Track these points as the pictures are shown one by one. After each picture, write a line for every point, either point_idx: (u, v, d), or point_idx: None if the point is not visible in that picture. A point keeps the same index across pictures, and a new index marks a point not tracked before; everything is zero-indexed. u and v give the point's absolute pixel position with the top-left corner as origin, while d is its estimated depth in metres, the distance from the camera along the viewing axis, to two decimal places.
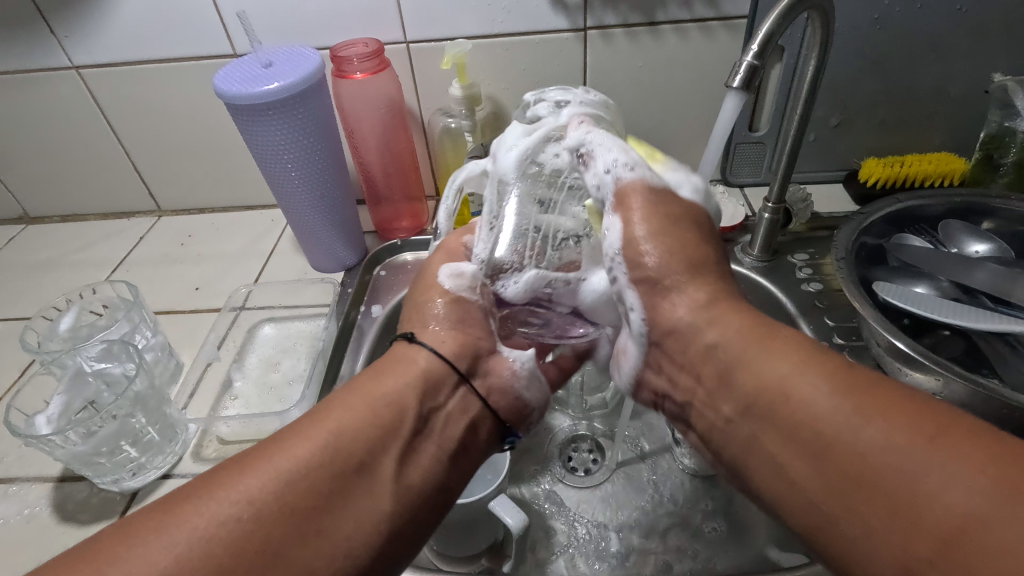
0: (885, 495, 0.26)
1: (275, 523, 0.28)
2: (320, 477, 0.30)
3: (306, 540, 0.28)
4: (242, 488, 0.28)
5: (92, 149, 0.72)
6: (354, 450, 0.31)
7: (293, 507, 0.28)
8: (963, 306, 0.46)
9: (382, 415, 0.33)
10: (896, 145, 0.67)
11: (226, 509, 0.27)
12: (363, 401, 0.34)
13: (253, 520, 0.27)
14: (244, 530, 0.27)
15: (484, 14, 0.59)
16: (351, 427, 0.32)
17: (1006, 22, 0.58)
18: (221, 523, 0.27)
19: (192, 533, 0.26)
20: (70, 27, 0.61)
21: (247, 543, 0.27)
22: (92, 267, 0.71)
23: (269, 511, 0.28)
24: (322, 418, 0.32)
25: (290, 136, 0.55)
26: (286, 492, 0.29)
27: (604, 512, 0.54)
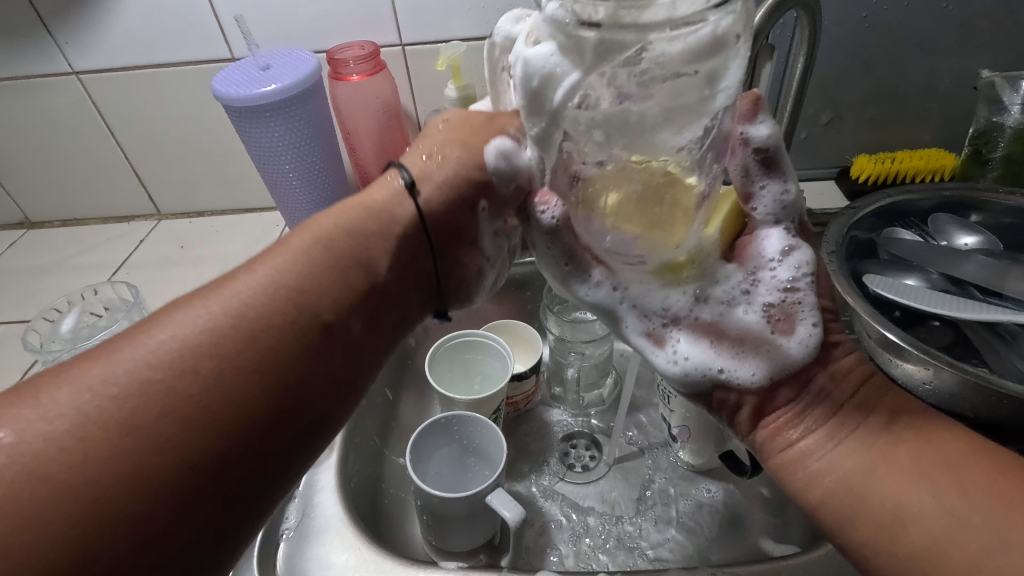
0: (915, 503, 0.29)
1: (222, 346, 0.29)
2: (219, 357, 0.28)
3: (252, 368, 0.29)
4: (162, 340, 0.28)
5: (92, 154, 0.73)
6: (289, 321, 0.30)
7: (245, 340, 0.29)
8: (952, 297, 0.47)
9: (338, 259, 0.33)
10: (887, 142, 0.67)
11: (177, 335, 0.29)
12: (315, 238, 0.33)
13: (153, 378, 0.27)
14: (146, 383, 0.27)
15: (478, 16, 0.60)
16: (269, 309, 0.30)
17: (992, 19, 0.58)
18: (167, 348, 0.28)
19: (129, 366, 0.27)
20: (70, 33, 0.62)
21: (184, 371, 0.28)
22: (92, 270, 0.72)
23: (210, 346, 0.29)
24: (281, 253, 0.33)
25: (289, 137, 0.56)
26: (233, 325, 0.30)
27: (603, 507, 0.54)
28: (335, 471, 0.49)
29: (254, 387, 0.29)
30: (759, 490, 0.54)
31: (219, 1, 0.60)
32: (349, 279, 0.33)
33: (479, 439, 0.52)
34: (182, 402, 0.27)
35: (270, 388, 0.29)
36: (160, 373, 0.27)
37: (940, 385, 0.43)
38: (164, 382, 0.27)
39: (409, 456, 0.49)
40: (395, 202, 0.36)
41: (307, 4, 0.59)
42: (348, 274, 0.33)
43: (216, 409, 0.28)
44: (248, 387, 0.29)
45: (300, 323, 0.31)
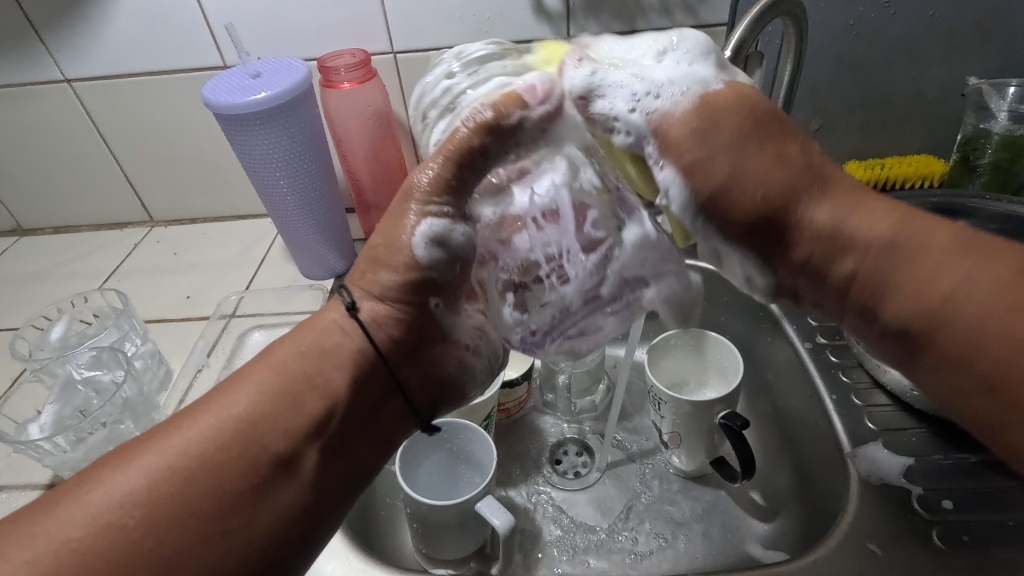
0: (951, 272, 0.29)
1: (175, 494, 0.27)
2: (207, 477, 0.28)
3: (226, 508, 0.28)
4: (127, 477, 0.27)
5: (85, 161, 0.73)
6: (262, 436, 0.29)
7: (202, 496, 0.27)
8: None
9: (293, 403, 0.30)
10: (876, 148, 0.68)
11: (124, 482, 0.27)
12: (271, 370, 0.31)
13: (140, 517, 0.26)
14: (132, 522, 0.26)
15: (469, 23, 0.60)
16: (251, 418, 0.30)
17: (978, 27, 0.59)
18: (110, 501, 0.27)
19: (85, 517, 0.26)
20: (63, 41, 0.62)
21: (126, 526, 0.26)
22: (84, 277, 0.71)
23: (161, 501, 0.27)
24: (233, 390, 0.30)
25: (279, 145, 0.56)
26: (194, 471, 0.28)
27: (594, 514, 0.54)
28: None
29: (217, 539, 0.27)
30: (748, 495, 0.54)
31: (211, 9, 0.60)
32: (311, 421, 0.30)
33: (470, 446, 0.52)
34: (142, 556, 0.26)
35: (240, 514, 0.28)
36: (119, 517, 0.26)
37: None
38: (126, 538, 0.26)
39: (398, 464, 0.49)
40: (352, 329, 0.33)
41: (298, 12, 0.60)
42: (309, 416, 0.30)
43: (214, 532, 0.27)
44: (222, 520, 0.27)
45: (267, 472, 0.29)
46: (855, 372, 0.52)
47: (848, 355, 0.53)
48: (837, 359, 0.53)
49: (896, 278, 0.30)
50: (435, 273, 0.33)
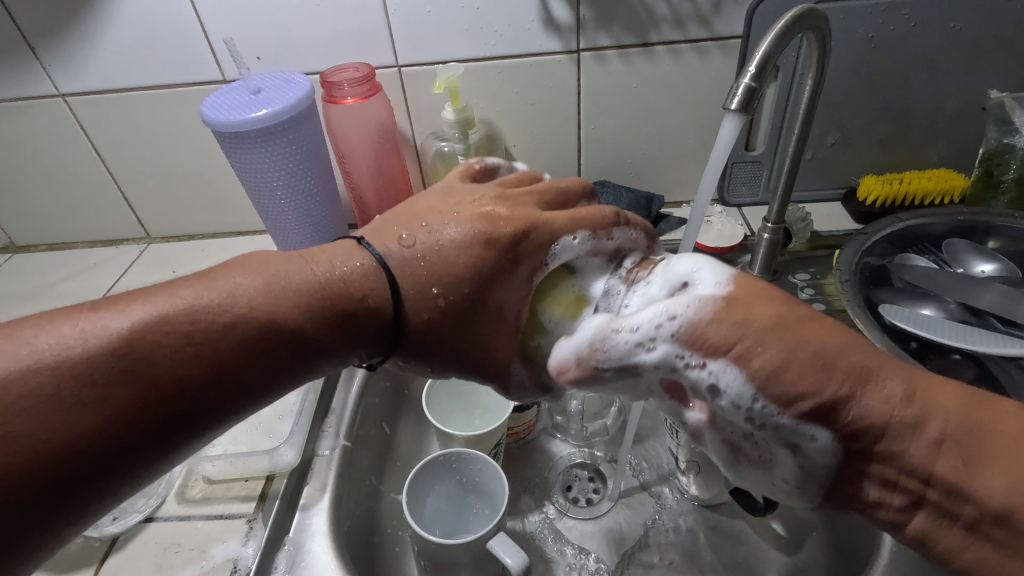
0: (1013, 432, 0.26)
1: (135, 359, 0.28)
2: (165, 349, 0.28)
3: (164, 389, 0.28)
4: (105, 323, 0.28)
5: (79, 176, 0.71)
6: (229, 323, 0.30)
7: (155, 350, 0.28)
8: (972, 329, 0.45)
9: (295, 313, 0.31)
10: (894, 163, 0.66)
11: (104, 328, 0.28)
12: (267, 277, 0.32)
13: (93, 362, 0.27)
14: (81, 365, 0.27)
15: (476, 37, 0.58)
16: (232, 307, 0.30)
17: (1001, 39, 0.57)
18: (83, 342, 0.28)
19: (72, 339, 0.28)
20: (57, 55, 0.60)
21: (79, 369, 0.27)
22: (77, 297, 0.69)
23: (121, 344, 0.28)
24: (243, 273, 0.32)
25: (280, 162, 0.54)
26: (164, 340, 0.28)
27: (608, 546, 0.52)
28: (328, 515, 0.46)
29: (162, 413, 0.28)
30: (770, 526, 0.52)
31: (210, 23, 0.58)
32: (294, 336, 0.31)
33: (480, 476, 0.49)
34: (87, 399, 0.27)
35: (174, 395, 0.28)
36: (75, 360, 0.27)
37: None
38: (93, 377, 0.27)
39: (405, 498, 0.47)
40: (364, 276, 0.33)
41: (299, 25, 0.58)
42: (287, 328, 0.31)
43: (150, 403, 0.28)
44: (154, 402, 0.28)
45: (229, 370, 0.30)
46: None
47: None
48: None
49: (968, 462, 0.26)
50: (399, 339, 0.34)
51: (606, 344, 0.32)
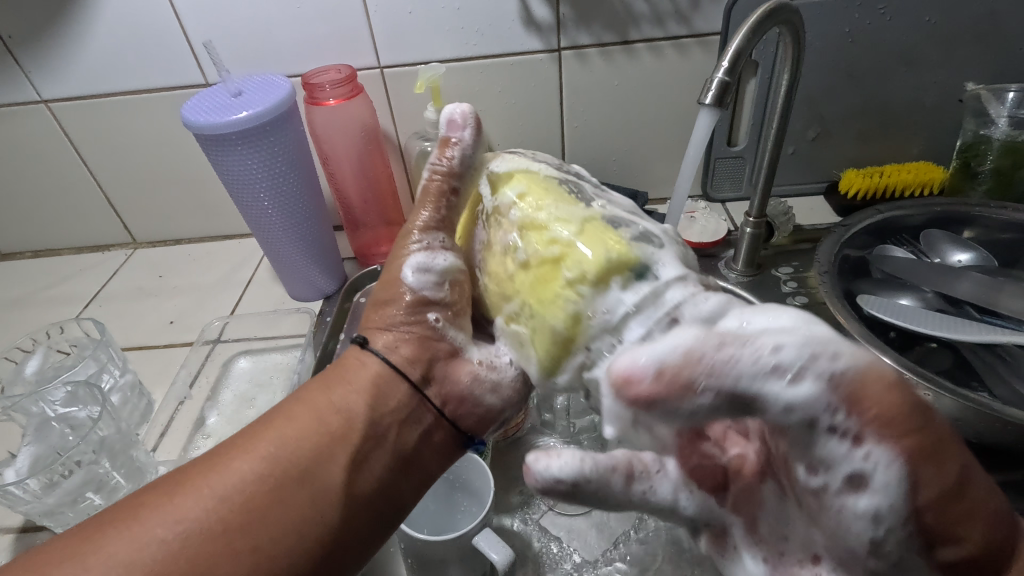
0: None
1: (226, 519, 0.29)
2: (250, 495, 0.29)
3: (261, 540, 0.29)
4: (170, 510, 0.28)
5: (64, 183, 0.71)
6: (288, 459, 0.31)
7: (243, 510, 0.29)
8: (948, 318, 0.45)
9: (323, 419, 0.32)
10: (874, 156, 0.67)
11: (166, 525, 0.28)
12: (307, 410, 0.33)
13: (181, 539, 0.28)
14: (171, 547, 0.27)
15: (457, 37, 0.59)
16: (287, 443, 0.31)
17: (975, 32, 0.58)
18: (157, 536, 0.28)
19: (142, 537, 0.27)
20: (39, 61, 0.60)
21: (169, 548, 0.27)
22: (63, 303, 0.69)
23: (205, 522, 0.28)
24: (273, 423, 0.32)
25: (262, 165, 0.54)
26: (235, 502, 0.29)
27: (597, 540, 0.52)
28: None
29: (251, 556, 0.28)
30: None
31: (192, 27, 0.58)
32: (331, 435, 0.32)
33: (467, 473, 0.50)
34: (189, 573, 0.27)
35: (275, 540, 0.29)
36: (183, 556, 0.27)
37: None
38: (165, 574, 0.27)
39: None
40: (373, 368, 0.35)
41: (280, 28, 0.58)
42: (338, 431, 0.32)
43: (251, 553, 0.28)
44: (262, 559, 0.28)
45: (285, 488, 0.30)
46: None
47: None
48: None
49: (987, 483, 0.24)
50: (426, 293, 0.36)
51: (722, 373, 0.23)
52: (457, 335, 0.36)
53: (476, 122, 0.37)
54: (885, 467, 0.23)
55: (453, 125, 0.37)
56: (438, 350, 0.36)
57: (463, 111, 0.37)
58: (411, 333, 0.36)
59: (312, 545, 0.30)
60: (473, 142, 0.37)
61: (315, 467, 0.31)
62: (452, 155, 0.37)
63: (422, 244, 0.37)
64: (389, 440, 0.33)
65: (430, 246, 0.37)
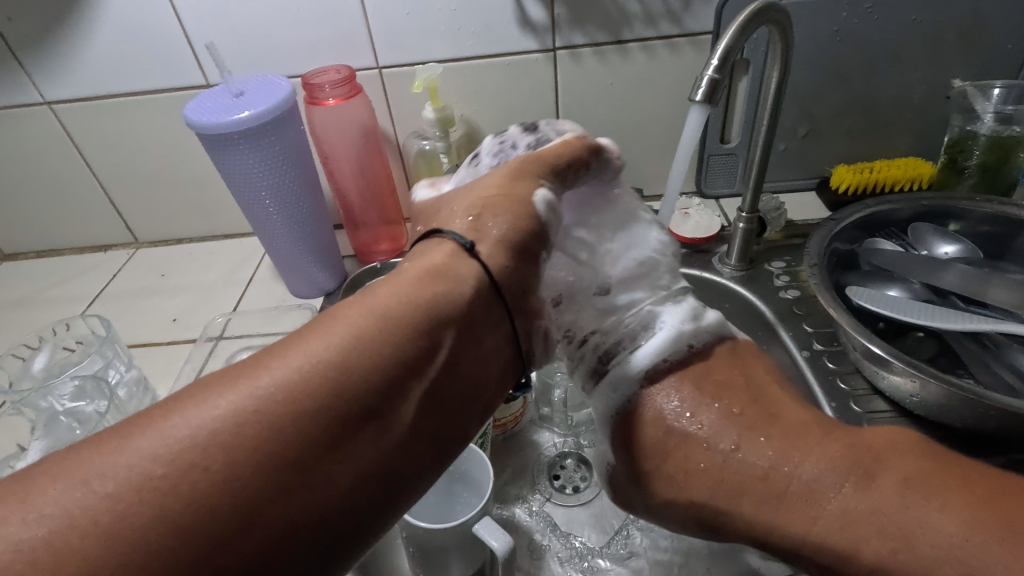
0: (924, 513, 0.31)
1: (274, 438, 0.25)
2: (312, 417, 0.26)
3: (316, 470, 0.26)
4: (210, 413, 0.25)
5: (67, 184, 0.72)
6: (358, 380, 0.27)
7: (303, 432, 0.26)
8: (935, 308, 0.46)
9: (361, 346, 0.28)
10: (864, 152, 0.68)
11: (214, 426, 0.25)
12: (373, 319, 0.29)
13: (231, 454, 0.24)
14: (219, 462, 0.24)
15: (454, 37, 0.60)
16: (350, 362, 0.27)
17: (960, 30, 0.59)
18: (201, 438, 0.25)
19: (183, 442, 0.24)
20: (43, 64, 0.61)
21: (213, 463, 0.24)
22: (67, 302, 0.70)
23: (259, 438, 0.25)
24: (335, 327, 0.29)
25: (264, 163, 0.55)
26: (292, 426, 0.26)
27: (595, 529, 0.53)
28: None
29: (306, 488, 0.25)
30: None
31: (193, 29, 0.59)
32: (372, 370, 0.28)
33: (467, 465, 0.51)
34: (240, 495, 0.24)
35: (330, 471, 0.26)
36: (229, 475, 0.24)
37: (926, 396, 0.43)
38: (175, 517, 0.23)
39: None
40: (454, 270, 0.32)
41: (280, 30, 0.59)
42: (411, 357, 0.29)
43: (305, 484, 0.25)
44: (313, 495, 0.26)
45: (321, 428, 0.26)
46: (854, 380, 0.51)
47: (845, 361, 0.52)
48: (835, 365, 0.52)
49: (908, 523, 0.30)
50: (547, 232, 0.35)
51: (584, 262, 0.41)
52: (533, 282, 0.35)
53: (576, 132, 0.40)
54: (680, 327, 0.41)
55: (552, 127, 0.43)
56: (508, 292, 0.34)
57: (578, 130, 0.41)
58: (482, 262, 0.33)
59: (371, 479, 0.27)
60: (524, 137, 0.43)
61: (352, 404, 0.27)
62: (575, 158, 0.38)
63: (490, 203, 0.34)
64: (463, 369, 0.31)
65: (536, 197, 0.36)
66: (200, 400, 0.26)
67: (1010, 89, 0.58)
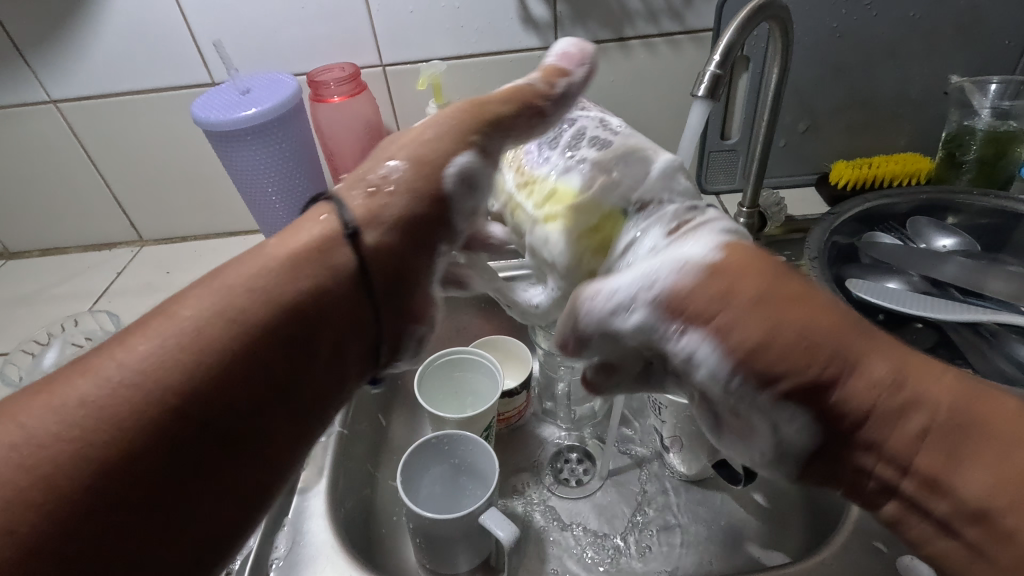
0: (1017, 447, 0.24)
1: (116, 428, 0.23)
2: (154, 396, 0.23)
3: (160, 450, 0.23)
4: (49, 416, 0.23)
5: (73, 182, 0.72)
6: (201, 352, 0.25)
7: (135, 418, 0.23)
8: (933, 299, 0.47)
9: (254, 305, 0.26)
10: (862, 148, 0.69)
11: (39, 432, 0.22)
12: (223, 293, 0.27)
13: (63, 454, 0.22)
14: (51, 463, 0.22)
15: (457, 34, 0.60)
16: (199, 334, 0.25)
17: (958, 27, 0.60)
18: (26, 446, 0.22)
19: (3, 456, 0.21)
20: (49, 62, 0.62)
21: (40, 460, 0.22)
22: (73, 299, 0.70)
23: (93, 433, 0.22)
24: (187, 307, 0.26)
25: (270, 160, 0.56)
26: (139, 413, 0.23)
27: (598, 521, 0.54)
28: (327, 497, 0.48)
29: (154, 472, 0.23)
30: (753, 497, 0.54)
31: (198, 27, 0.60)
32: (251, 339, 0.26)
33: (472, 457, 0.51)
34: (66, 497, 0.21)
35: (182, 448, 0.23)
36: (55, 471, 0.22)
37: None
38: (37, 503, 0.21)
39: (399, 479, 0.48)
40: (326, 240, 0.30)
41: (286, 29, 0.60)
42: (259, 323, 0.26)
43: (150, 472, 0.23)
44: (163, 468, 0.23)
45: (194, 394, 0.24)
46: None
47: None
48: None
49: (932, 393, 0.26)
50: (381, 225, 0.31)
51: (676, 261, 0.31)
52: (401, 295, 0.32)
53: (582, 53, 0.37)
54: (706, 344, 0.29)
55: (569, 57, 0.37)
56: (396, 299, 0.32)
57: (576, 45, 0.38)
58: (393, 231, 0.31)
59: (231, 434, 0.25)
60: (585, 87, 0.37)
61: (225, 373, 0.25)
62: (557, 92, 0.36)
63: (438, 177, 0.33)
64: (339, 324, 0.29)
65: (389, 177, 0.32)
66: (33, 406, 0.23)
67: (1007, 84, 0.59)
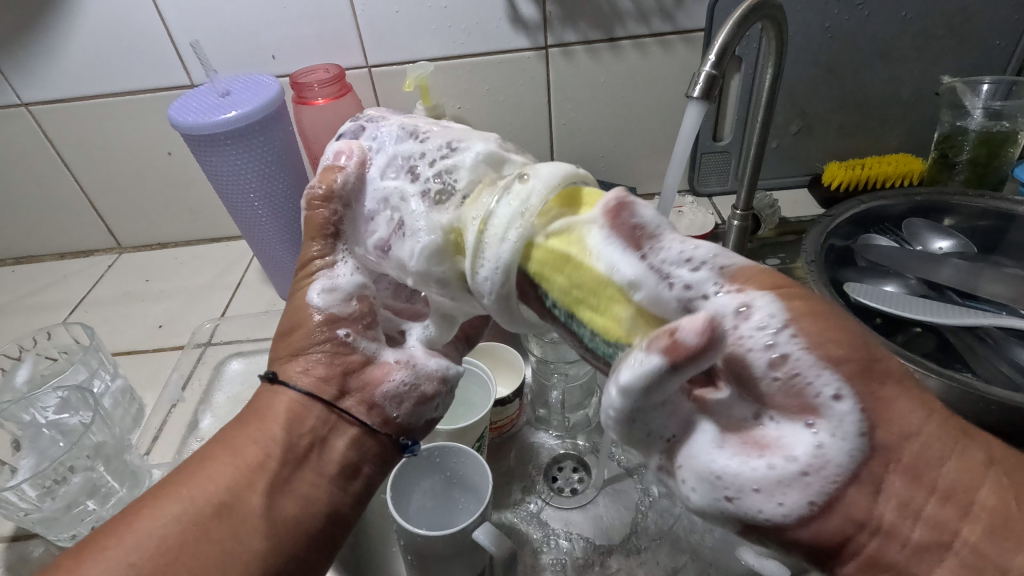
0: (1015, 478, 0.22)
1: (208, 495, 0.30)
2: (221, 479, 0.30)
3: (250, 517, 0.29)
4: (145, 522, 0.28)
5: (47, 188, 0.70)
6: (246, 448, 0.31)
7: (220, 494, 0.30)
8: (931, 303, 0.47)
9: (260, 432, 0.32)
10: (855, 149, 0.68)
11: (132, 544, 0.28)
12: (249, 417, 0.33)
13: (168, 522, 0.28)
14: (155, 535, 0.28)
15: (444, 35, 0.59)
16: (224, 461, 0.31)
17: (949, 27, 0.60)
18: (131, 551, 0.27)
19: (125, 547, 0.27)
20: (19, 64, 0.59)
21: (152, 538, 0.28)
22: (47, 309, 0.68)
23: (190, 512, 0.29)
24: (219, 445, 0.32)
25: (251, 165, 0.54)
26: (212, 488, 0.30)
27: (594, 533, 0.52)
28: None
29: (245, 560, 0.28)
30: None
31: (175, 27, 0.58)
32: (249, 469, 0.30)
33: (464, 469, 0.50)
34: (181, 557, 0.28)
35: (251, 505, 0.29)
36: (167, 538, 0.28)
37: None
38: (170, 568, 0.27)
39: (389, 494, 0.47)
40: (284, 402, 0.33)
41: (267, 29, 0.58)
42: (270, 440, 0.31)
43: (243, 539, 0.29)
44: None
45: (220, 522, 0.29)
46: None
47: None
48: None
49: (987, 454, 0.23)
50: (341, 315, 0.33)
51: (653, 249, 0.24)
52: (369, 346, 0.34)
53: (362, 150, 0.32)
54: (774, 314, 0.22)
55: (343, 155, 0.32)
56: (350, 362, 0.33)
57: (349, 144, 0.33)
58: (316, 354, 0.33)
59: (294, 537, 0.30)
60: (366, 171, 0.32)
61: (251, 476, 0.30)
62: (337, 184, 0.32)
63: (322, 266, 0.34)
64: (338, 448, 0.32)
65: (333, 262, 0.34)
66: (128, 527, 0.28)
67: (998, 85, 0.59)
